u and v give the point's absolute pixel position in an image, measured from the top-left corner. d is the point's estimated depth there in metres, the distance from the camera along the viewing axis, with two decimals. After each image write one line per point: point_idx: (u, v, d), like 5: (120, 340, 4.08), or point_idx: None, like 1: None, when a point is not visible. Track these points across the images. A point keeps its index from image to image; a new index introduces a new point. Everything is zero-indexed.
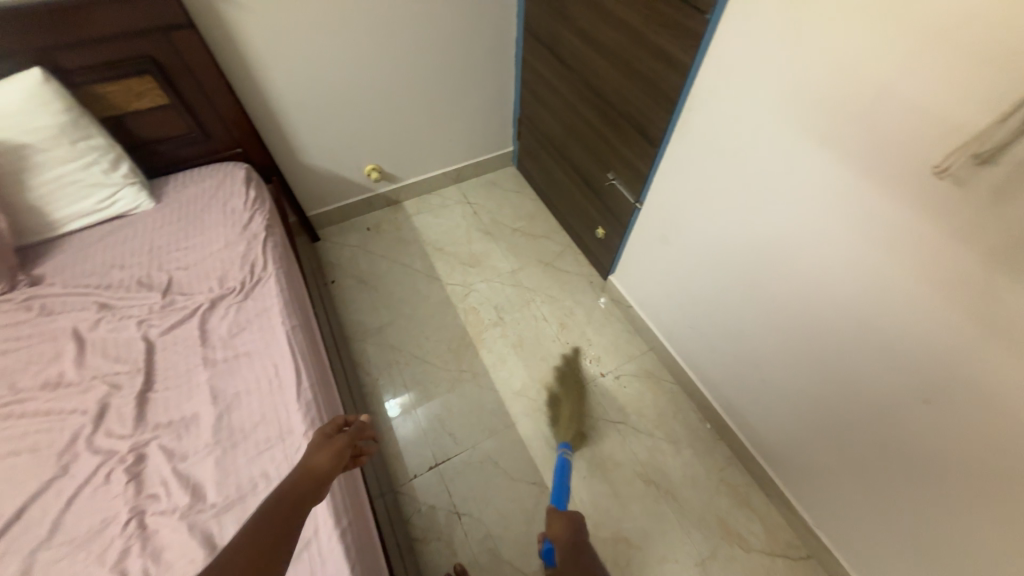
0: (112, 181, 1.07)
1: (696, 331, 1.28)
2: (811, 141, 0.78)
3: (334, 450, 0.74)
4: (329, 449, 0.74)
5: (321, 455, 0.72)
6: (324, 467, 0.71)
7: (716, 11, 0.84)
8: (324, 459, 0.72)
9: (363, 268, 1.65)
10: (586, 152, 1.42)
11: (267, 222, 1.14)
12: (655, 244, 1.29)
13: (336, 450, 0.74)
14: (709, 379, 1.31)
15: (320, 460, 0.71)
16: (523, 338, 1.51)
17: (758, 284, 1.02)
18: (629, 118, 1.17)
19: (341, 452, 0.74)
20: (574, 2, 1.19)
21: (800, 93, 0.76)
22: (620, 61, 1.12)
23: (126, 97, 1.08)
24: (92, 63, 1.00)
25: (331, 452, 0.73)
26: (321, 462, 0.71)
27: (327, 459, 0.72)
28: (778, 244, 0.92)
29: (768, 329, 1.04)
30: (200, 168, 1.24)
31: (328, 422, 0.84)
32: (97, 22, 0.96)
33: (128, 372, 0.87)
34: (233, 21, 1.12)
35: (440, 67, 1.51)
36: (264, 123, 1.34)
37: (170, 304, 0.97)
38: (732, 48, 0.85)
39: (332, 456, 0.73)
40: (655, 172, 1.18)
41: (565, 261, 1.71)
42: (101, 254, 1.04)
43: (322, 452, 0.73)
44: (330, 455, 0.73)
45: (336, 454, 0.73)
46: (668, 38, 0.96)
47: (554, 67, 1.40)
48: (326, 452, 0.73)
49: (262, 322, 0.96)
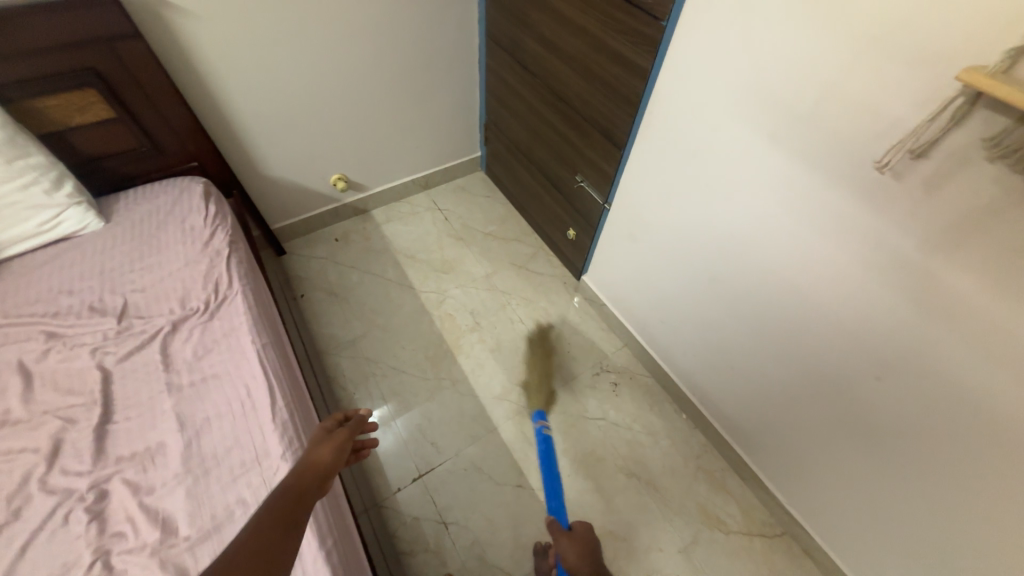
0: (56, 201, 1.00)
1: (667, 325, 1.32)
2: (764, 140, 0.82)
3: (336, 444, 0.72)
4: (330, 443, 0.72)
5: (323, 449, 0.71)
6: (328, 459, 0.69)
7: (671, 18, 0.87)
8: (327, 452, 0.70)
9: (333, 280, 1.61)
10: (553, 156, 1.44)
11: (229, 238, 1.10)
12: (624, 243, 1.33)
13: (338, 444, 0.73)
14: (682, 370, 1.35)
15: (323, 454, 0.70)
16: (500, 342, 1.52)
17: (722, 277, 1.06)
18: (593, 121, 1.20)
19: (342, 445, 0.73)
20: (534, 9, 1.21)
21: (752, 94, 0.80)
22: (581, 67, 1.14)
23: (67, 111, 1.02)
24: (27, 77, 0.94)
25: (332, 446, 0.72)
26: (324, 455, 0.70)
27: (330, 452, 0.71)
28: (739, 239, 0.97)
29: (733, 319, 1.08)
30: (153, 184, 1.18)
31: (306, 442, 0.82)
32: (31, 33, 0.90)
33: (83, 404, 0.82)
34: (183, 29, 1.08)
35: (404, 74, 1.50)
36: (220, 135, 1.29)
37: (127, 329, 0.92)
38: (687, 53, 0.88)
39: (335, 450, 0.71)
40: (621, 174, 1.21)
41: (537, 263, 1.73)
42: (46, 279, 0.97)
43: (324, 446, 0.72)
44: (332, 449, 0.72)
45: (338, 447, 0.72)
46: (626, 45, 0.99)
47: (517, 72, 1.42)
48: (328, 446, 0.71)
49: (230, 342, 0.92)
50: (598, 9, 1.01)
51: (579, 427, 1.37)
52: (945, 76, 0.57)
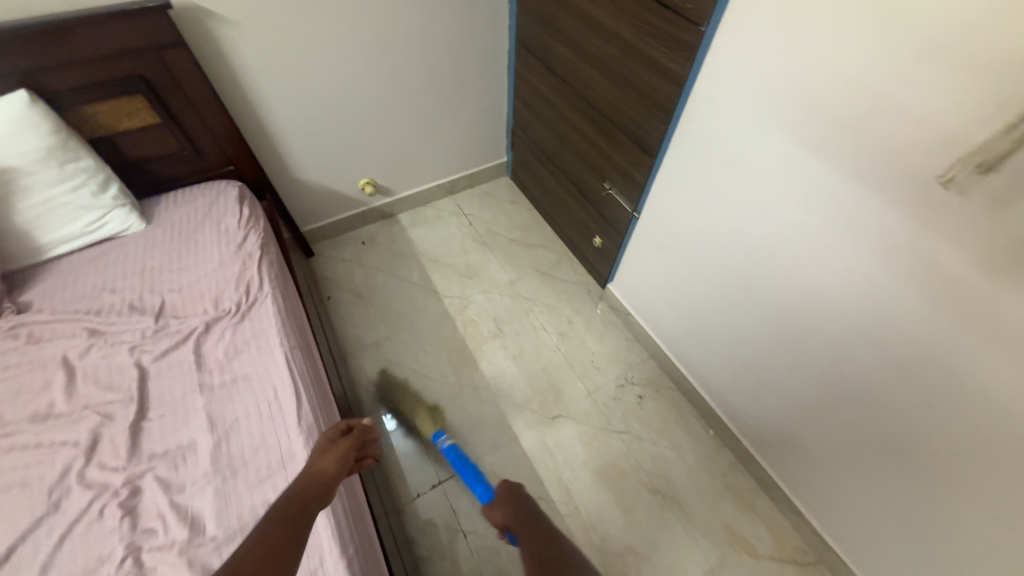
0: (102, 203, 1.04)
1: (697, 338, 1.27)
2: (809, 151, 0.78)
3: (339, 454, 0.76)
4: (333, 453, 0.76)
5: (326, 459, 0.74)
6: (331, 469, 0.73)
7: (711, 23, 0.84)
8: (331, 462, 0.74)
9: (359, 282, 1.63)
10: (581, 162, 1.42)
11: (262, 240, 1.12)
12: (654, 252, 1.29)
13: (341, 454, 0.76)
14: (710, 385, 1.30)
15: (327, 463, 0.74)
16: (522, 349, 1.50)
17: (757, 290, 1.01)
18: (624, 128, 1.17)
19: (346, 455, 0.76)
20: (565, 15, 1.20)
21: (795, 102, 0.77)
22: (614, 73, 1.12)
23: (115, 117, 1.06)
24: (81, 84, 0.98)
25: (336, 456, 0.75)
26: (328, 465, 0.73)
27: (333, 462, 0.74)
28: (776, 251, 0.93)
29: (770, 336, 1.03)
30: (192, 187, 1.22)
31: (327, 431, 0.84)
32: (85, 42, 0.94)
33: (121, 400, 0.85)
34: (223, 38, 1.11)
35: (433, 80, 1.51)
36: (255, 139, 1.33)
37: (164, 328, 0.95)
38: (727, 60, 0.85)
39: (338, 460, 0.75)
40: (652, 182, 1.18)
41: (561, 270, 1.70)
42: (91, 277, 1.01)
43: (328, 455, 0.75)
44: (335, 459, 0.75)
45: (341, 457, 0.75)
46: (661, 50, 0.96)
47: (546, 78, 1.41)
48: (332, 456, 0.75)
49: (260, 344, 0.94)
50: (632, 14, 0.98)
51: (601, 438, 1.33)
52: (1018, 85, 0.52)
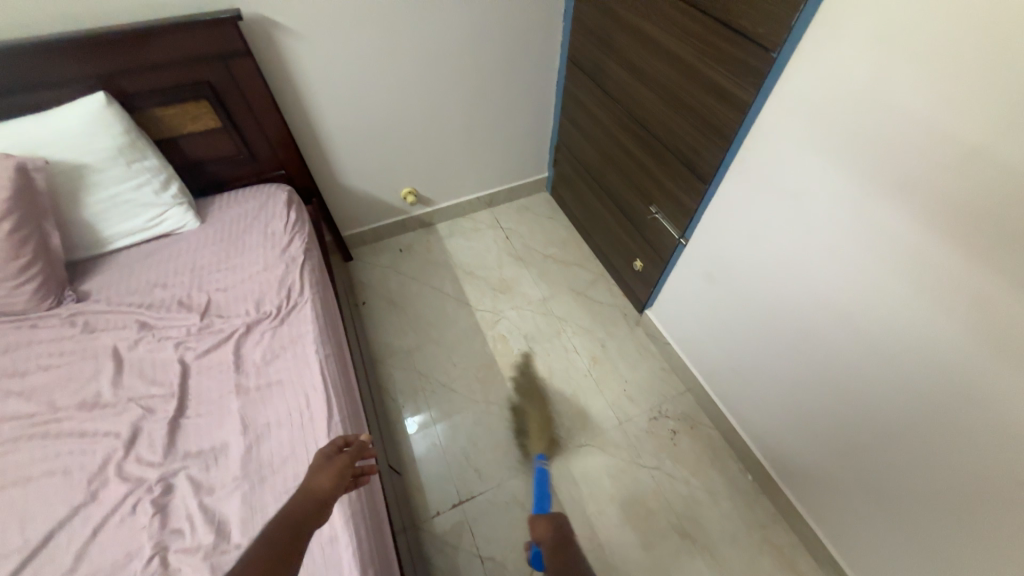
0: (162, 201, 1.09)
1: (740, 376, 1.20)
2: (885, 193, 0.71)
3: (335, 472, 0.73)
4: (329, 471, 0.73)
5: (320, 477, 0.72)
6: (326, 488, 0.71)
7: (783, 49, 0.79)
8: (325, 481, 0.72)
9: (393, 290, 1.64)
10: (627, 184, 1.38)
11: (305, 246, 1.14)
12: (699, 282, 1.23)
13: (337, 472, 0.74)
14: (751, 426, 1.22)
15: (322, 482, 0.72)
16: (552, 371, 1.46)
17: (810, 335, 0.94)
18: (677, 152, 1.13)
19: (341, 473, 0.74)
20: (622, 35, 1.17)
21: (871, 138, 0.71)
22: (671, 95, 1.08)
23: (181, 120, 1.11)
24: (152, 88, 1.03)
25: (331, 473, 0.73)
26: (323, 484, 0.71)
27: (328, 481, 0.72)
28: (837, 296, 0.85)
29: (823, 386, 0.95)
30: (244, 189, 1.26)
31: (327, 443, 0.81)
32: (159, 49, 0.99)
33: (162, 396, 0.87)
34: (285, 48, 1.14)
35: (481, 94, 1.51)
36: (307, 146, 1.36)
37: (208, 326, 0.97)
38: (797, 89, 0.79)
39: (333, 479, 0.72)
40: (704, 210, 1.12)
41: (597, 290, 1.66)
42: (145, 272, 1.05)
43: (324, 473, 0.73)
44: (331, 477, 0.73)
45: (337, 476, 0.73)
46: (725, 75, 0.92)
47: (596, 96, 1.39)
48: (327, 474, 0.73)
49: (296, 350, 0.94)
50: (697, 36, 0.94)
51: (629, 472, 1.27)
52: None
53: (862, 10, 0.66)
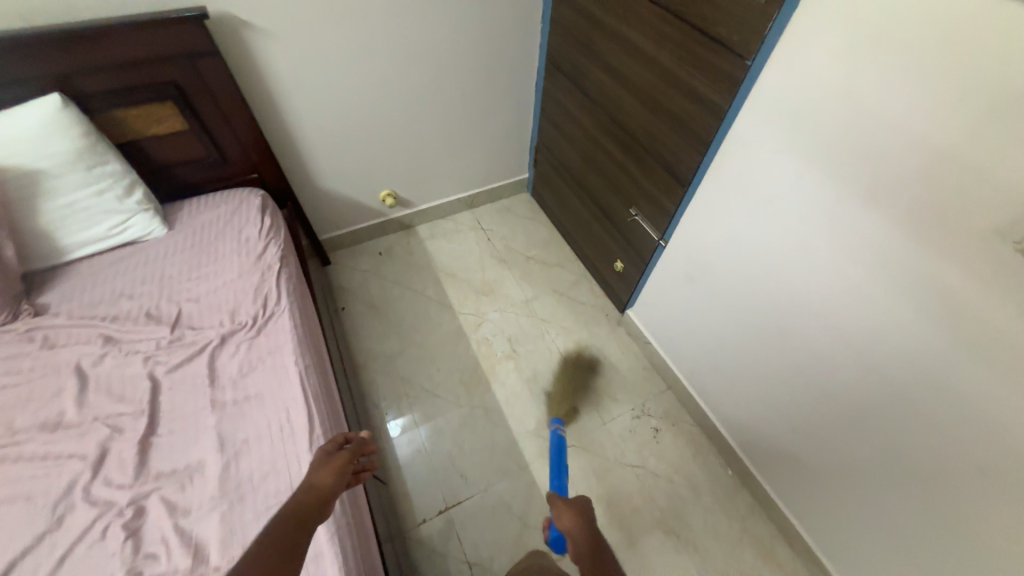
0: (126, 207, 1.04)
1: (720, 374, 1.23)
2: (855, 198, 0.74)
3: (336, 469, 0.75)
4: (330, 467, 0.75)
5: (322, 474, 0.73)
6: (329, 485, 0.72)
7: (758, 57, 0.81)
8: (328, 477, 0.73)
9: (374, 294, 1.61)
10: (607, 186, 1.39)
11: (281, 252, 1.10)
12: (680, 283, 1.25)
13: (338, 469, 0.75)
14: (730, 422, 1.25)
15: (325, 478, 0.73)
16: (537, 373, 1.46)
17: (787, 335, 0.97)
18: (656, 155, 1.14)
19: (343, 470, 0.75)
20: (601, 38, 1.18)
21: (842, 145, 0.73)
22: (650, 99, 1.09)
23: (145, 122, 1.06)
24: (113, 89, 0.98)
25: (332, 470, 0.75)
26: (325, 480, 0.73)
27: (331, 477, 0.73)
28: (811, 297, 0.88)
29: (800, 383, 0.98)
30: (215, 193, 1.21)
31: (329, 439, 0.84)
32: (120, 48, 0.94)
33: (132, 413, 0.83)
34: (257, 47, 1.10)
35: (460, 95, 1.49)
36: (281, 148, 1.32)
37: (179, 339, 0.93)
38: (770, 97, 0.82)
39: (334, 475, 0.74)
40: (682, 212, 1.14)
41: (579, 291, 1.67)
42: (109, 282, 1.00)
43: (325, 469, 0.74)
44: (332, 474, 0.74)
45: (338, 472, 0.74)
46: (702, 81, 0.93)
47: (576, 98, 1.39)
48: (328, 470, 0.74)
49: (274, 361, 0.92)
50: (675, 41, 0.96)
51: (614, 471, 1.29)
52: None
53: (832, 21, 0.68)
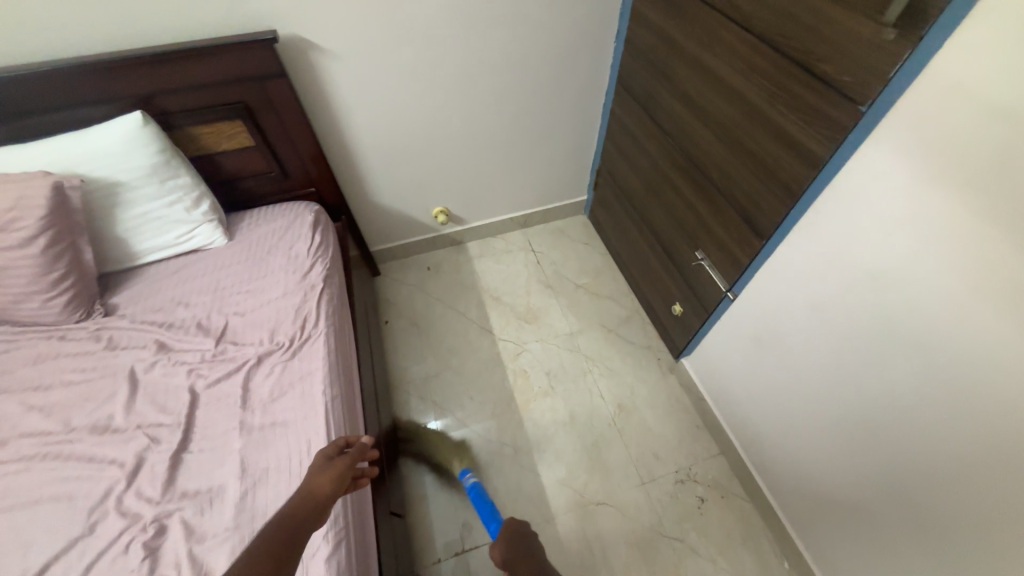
0: (192, 218, 1.09)
1: (785, 453, 1.06)
2: (995, 290, 0.58)
3: (335, 474, 0.76)
4: (330, 473, 0.76)
5: (321, 479, 0.74)
6: (326, 490, 0.73)
7: (875, 105, 0.66)
8: (326, 482, 0.74)
9: (417, 311, 1.60)
10: (672, 222, 1.27)
11: (326, 272, 1.11)
12: (746, 342, 1.11)
13: (338, 474, 0.76)
14: (793, 509, 1.08)
15: (323, 483, 0.74)
16: (573, 415, 1.37)
17: (877, 430, 0.80)
18: (731, 198, 1.01)
19: (342, 475, 0.76)
20: (679, 63, 1.06)
21: (985, 223, 0.57)
22: (730, 136, 0.96)
23: (216, 138, 1.11)
24: (189, 107, 1.03)
25: (332, 475, 0.75)
26: (324, 485, 0.74)
27: (329, 483, 0.74)
28: (917, 398, 0.71)
29: (889, 493, 0.81)
30: (273, 206, 1.24)
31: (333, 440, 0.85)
32: (197, 70, 0.98)
33: (169, 426, 0.85)
34: (323, 68, 1.12)
35: (522, 114, 1.43)
36: (339, 165, 1.34)
37: (221, 353, 0.96)
38: (886, 153, 0.67)
39: (333, 480, 0.75)
40: (757, 267, 0.99)
41: (629, 328, 1.55)
42: (170, 289, 1.06)
43: (325, 474, 0.75)
44: (331, 479, 0.75)
45: (336, 478, 0.75)
46: (796, 123, 0.79)
47: (645, 127, 1.28)
48: (327, 475, 0.75)
49: (303, 388, 0.91)
50: (766, 75, 0.82)
51: (649, 541, 1.16)
52: None
53: (985, 72, 0.53)
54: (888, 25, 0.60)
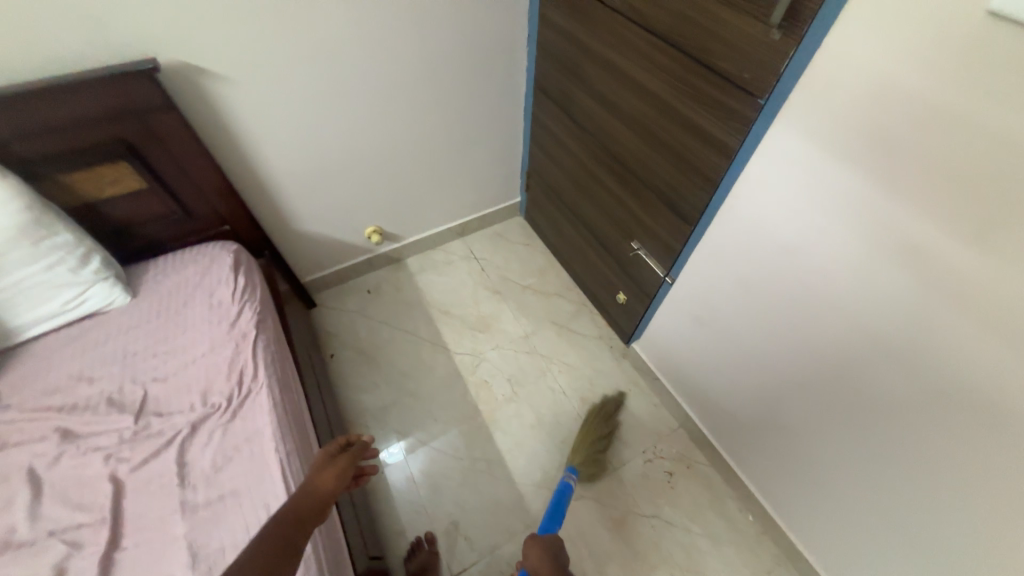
0: (82, 278, 0.95)
1: (736, 418, 1.15)
2: (891, 253, 0.66)
3: (337, 472, 0.79)
4: (332, 470, 0.79)
5: (325, 476, 0.77)
6: (329, 487, 0.76)
7: (772, 98, 0.72)
8: (329, 480, 0.77)
9: (363, 338, 1.53)
10: (604, 216, 1.31)
11: (257, 316, 1.02)
12: (688, 321, 1.18)
13: (340, 472, 0.79)
14: (749, 465, 1.18)
15: (326, 481, 0.77)
16: (540, 416, 1.38)
17: (813, 386, 0.89)
18: (656, 190, 1.06)
19: (343, 473, 0.79)
20: (589, 64, 1.09)
21: (873, 195, 0.65)
22: (646, 132, 1.00)
23: (98, 185, 0.97)
24: (57, 153, 0.89)
25: (334, 472, 0.79)
26: (327, 482, 0.77)
27: (332, 480, 0.77)
28: (840, 351, 0.80)
29: (829, 439, 0.90)
30: (183, 251, 1.12)
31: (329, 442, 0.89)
32: (60, 109, 0.84)
33: (92, 524, 0.74)
34: (217, 95, 1.01)
35: (444, 124, 1.41)
36: (253, 197, 1.23)
37: (144, 429, 0.84)
38: (787, 139, 0.74)
39: (336, 478, 0.78)
40: (689, 251, 1.06)
41: (579, 321, 1.59)
42: (66, 365, 0.91)
43: (327, 473, 0.78)
44: (334, 477, 0.78)
45: (339, 475, 0.78)
46: (705, 116, 0.85)
47: (566, 126, 1.31)
48: (330, 473, 0.78)
49: (252, 450, 0.83)
50: (672, 73, 0.87)
51: (629, 524, 1.21)
52: None
53: (855, 66, 0.61)
54: (772, 27, 0.67)
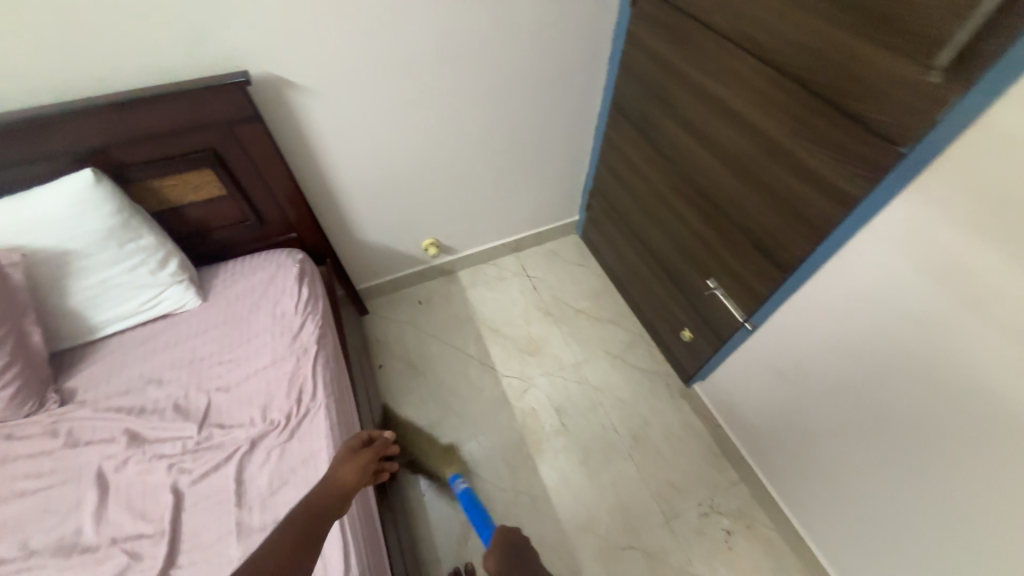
0: (160, 280, 0.97)
1: (809, 484, 1.05)
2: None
3: (358, 466, 0.78)
4: (353, 463, 0.79)
5: (347, 469, 0.78)
6: (349, 481, 0.76)
7: (918, 148, 0.62)
8: (350, 473, 0.77)
9: (412, 351, 1.51)
10: (677, 249, 1.23)
11: (319, 331, 1.01)
12: (767, 372, 1.08)
13: (360, 466, 0.79)
14: (824, 540, 1.06)
15: (347, 475, 0.77)
16: (588, 452, 1.31)
17: (888, 440, 0.81)
18: (746, 229, 0.97)
19: (364, 467, 0.79)
20: (680, 89, 1.02)
21: None
22: (742, 167, 0.92)
23: (182, 190, 0.99)
24: (149, 159, 0.91)
25: (355, 466, 0.78)
26: (347, 476, 0.76)
27: (352, 474, 0.77)
28: (974, 445, 0.68)
29: (944, 543, 0.77)
30: (252, 257, 1.13)
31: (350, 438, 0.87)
32: (156, 119, 0.86)
33: (152, 536, 0.73)
34: (300, 108, 1.01)
35: (513, 141, 1.36)
36: (321, 206, 1.23)
37: (206, 440, 0.84)
38: (931, 196, 0.64)
39: (357, 472, 0.77)
40: (779, 299, 0.96)
41: (634, 352, 1.51)
42: (139, 364, 0.93)
43: (349, 467, 0.78)
44: (354, 471, 0.78)
45: (361, 469, 0.78)
46: (820, 157, 0.75)
47: (643, 151, 1.23)
48: (351, 467, 0.78)
49: (307, 475, 0.81)
50: (785, 107, 0.79)
51: None
52: None
53: None
54: (934, 67, 0.57)
